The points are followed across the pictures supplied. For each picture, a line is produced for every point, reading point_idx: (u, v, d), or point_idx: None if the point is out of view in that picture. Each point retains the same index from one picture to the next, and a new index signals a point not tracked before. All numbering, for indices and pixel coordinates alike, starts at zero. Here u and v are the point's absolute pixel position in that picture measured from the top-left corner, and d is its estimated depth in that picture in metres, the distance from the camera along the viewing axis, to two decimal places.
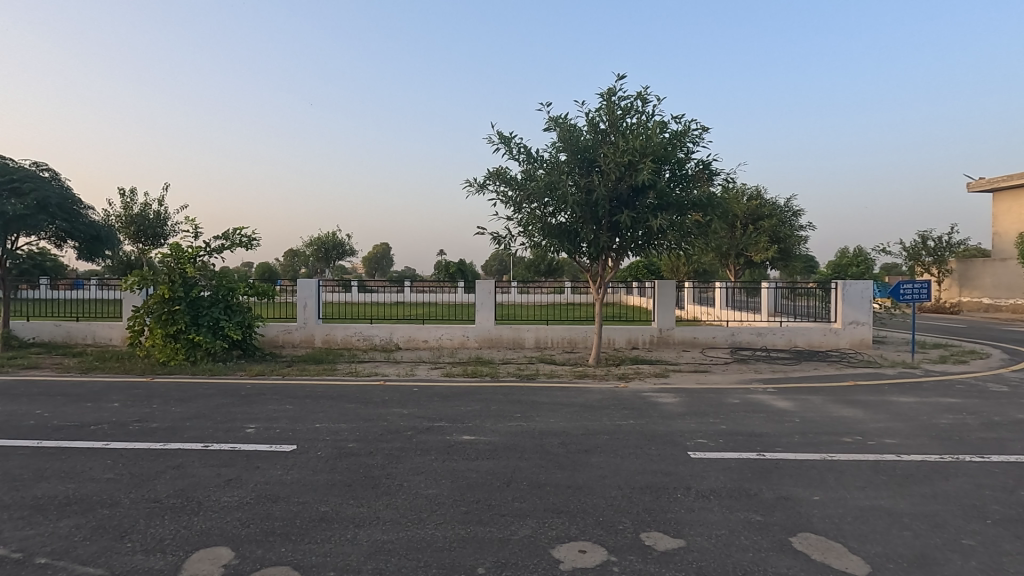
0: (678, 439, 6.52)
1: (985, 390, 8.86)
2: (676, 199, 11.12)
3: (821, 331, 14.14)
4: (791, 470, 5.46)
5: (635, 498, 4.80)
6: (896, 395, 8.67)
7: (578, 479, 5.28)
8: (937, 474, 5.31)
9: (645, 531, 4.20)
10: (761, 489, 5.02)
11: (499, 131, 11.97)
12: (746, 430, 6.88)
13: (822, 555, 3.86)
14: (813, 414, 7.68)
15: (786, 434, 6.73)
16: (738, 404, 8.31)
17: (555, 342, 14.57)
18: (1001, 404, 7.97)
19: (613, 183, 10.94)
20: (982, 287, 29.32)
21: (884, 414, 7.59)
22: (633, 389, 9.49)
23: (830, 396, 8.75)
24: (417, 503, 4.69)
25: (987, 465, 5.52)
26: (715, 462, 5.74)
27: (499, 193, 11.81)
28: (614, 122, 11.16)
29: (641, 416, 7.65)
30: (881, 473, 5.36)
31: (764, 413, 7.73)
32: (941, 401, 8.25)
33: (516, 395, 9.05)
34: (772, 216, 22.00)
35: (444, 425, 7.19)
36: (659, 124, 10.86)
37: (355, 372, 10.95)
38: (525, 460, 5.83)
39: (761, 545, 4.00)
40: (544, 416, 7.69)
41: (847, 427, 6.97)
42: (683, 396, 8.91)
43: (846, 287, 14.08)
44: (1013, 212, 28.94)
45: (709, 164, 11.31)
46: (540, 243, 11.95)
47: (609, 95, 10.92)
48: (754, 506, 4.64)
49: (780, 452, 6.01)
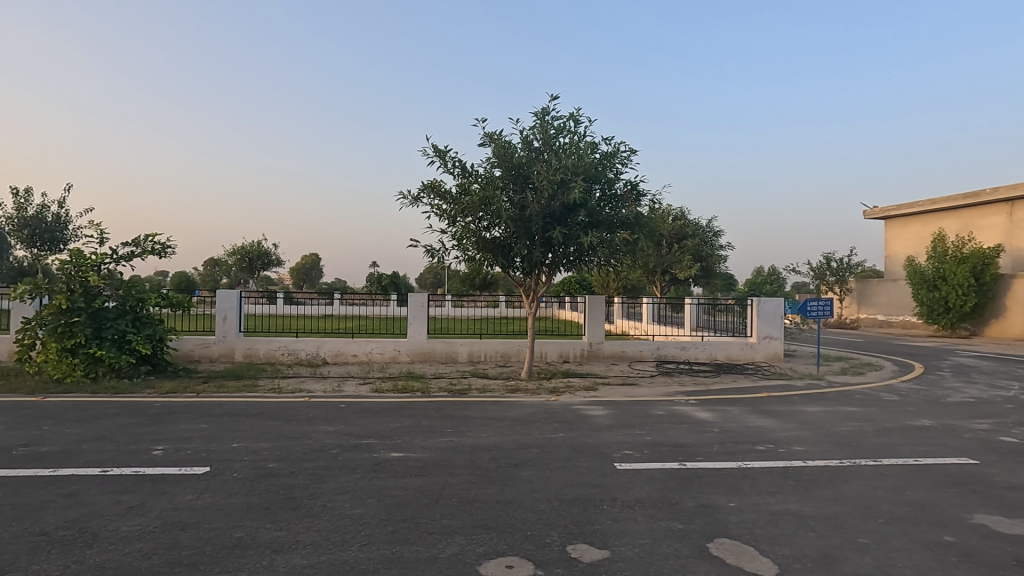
0: (606, 452, 6.67)
1: (880, 400, 9.68)
2: (605, 218, 11.49)
3: (739, 346, 15.01)
4: (709, 479, 5.73)
5: (563, 511, 4.86)
6: (805, 405, 9.32)
7: (508, 494, 5.29)
8: (838, 478, 5.74)
9: (572, 544, 4.25)
10: (682, 498, 5.23)
11: (434, 145, 11.93)
12: (670, 441, 7.16)
13: (737, 559, 4.06)
14: (730, 424, 8.11)
15: (706, 443, 7.07)
16: (662, 415, 8.63)
17: (488, 355, 14.58)
18: (893, 412, 8.74)
19: (546, 200, 11.11)
20: (877, 304, 31.99)
21: (793, 423, 8.13)
22: (564, 402, 9.63)
23: (747, 406, 9.27)
24: (341, 524, 4.51)
25: (880, 469, 6.03)
26: (640, 473, 5.93)
27: (433, 205, 11.75)
28: (547, 141, 11.40)
29: (572, 429, 7.77)
30: (789, 478, 5.74)
31: (686, 424, 8.08)
32: (843, 410, 8.95)
33: (447, 410, 8.93)
34: (694, 235, 23.19)
35: (372, 442, 6.99)
36: (591, 145, 11.16)
37: (277, 389, 10.41)
38: (455, 476, 5.77)
39: (681, 552, 4.15)
40: (476, 431, 7.64)
41: (760, 436, 7.40)
42: (612, 408, 9.14)
43: (761, 304, 15.05)
44: (902, 238, 31.94)
45: (638, 185, 11.72)
46: (474, 257, 11.98)
47: (542, 114, 11.15)
48: (676, 515, 4.82)
49: (699, 462, 6.29)
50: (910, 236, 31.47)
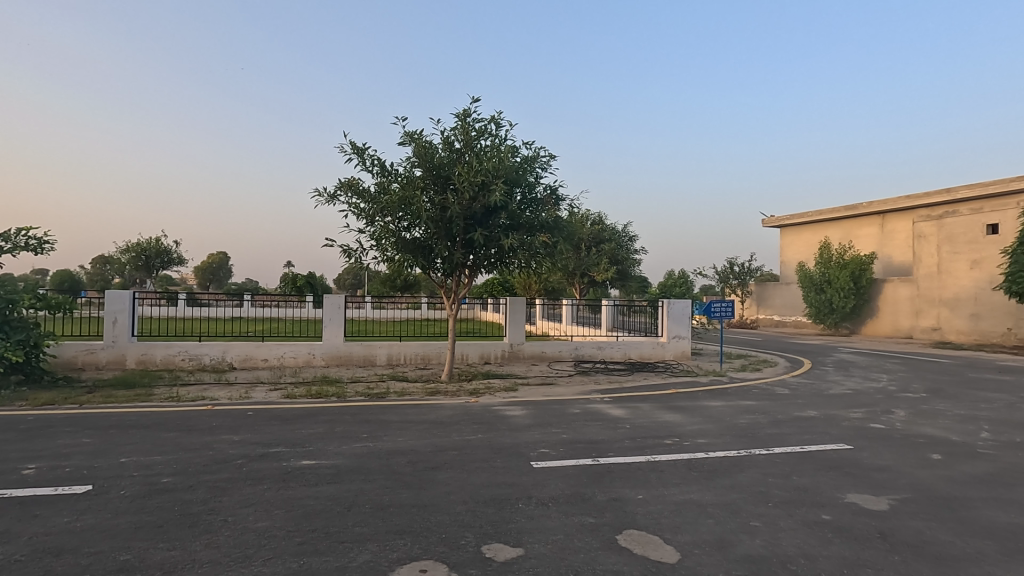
0: (523, 451, 6.77)
1: (773, 394, 10.54)
2: (525, 221, 11.69)
3: (651, 345, 15.76)
4: (620, 473, 5.98)
5: (479, 512, 4.88)
6: (708, 400, 9.95)
7: (424, 497, 5.23)
8: (736, 467, 6.18)
9: (486, 544, 4.28)
10: (594, 493, 5.41)
11: (351, 141, 11.58)
12: (584, 438, 7.39)
13: (643, 548, 4.27)
14: (641, 420, 8.50)
15: (618, 439, 7.36)
16: (578, 413, 8.89)
17: (408, 358, 14.32)
18: (784, 404, 9.54)
19: (467, 202, 11.11)
20: (773, 306, 34.73)
21: (698, 417, 8.65)
22: (484, 403, 9.66)
23: (657, 403, 9.76)
24: (243, 538, 4.26)
25: (772, 457, 6.56)
26: (555, 470, 6.07)
27: (350, 204, 11.40)
28: (469, 142, 11.40)
29: (490, 430, 7.82)
30: (692, 469, 6.11)
31: (600, 421, 8.37)
32: (742, 403, 9.65)
33: (363, 414, 8.67)
34: (611, 240, 24.10)
35: (282, 451, 6.66)
36: (511, 148, 11.29)
37: (175, 397, 9.64)
38: (370, 482, 5.63)
39: (592, 545, 4.30)
40: (393, 435, 7.49)
41: (668, 430, 7.81)
42: (530, 408, 9.29)
43: (671, 305, 15.91)
44: (795, 245, 34.88)
45: (557, 190, 12.01)
46: (394, 258, 11.75)
47: (464, 115, 11.14)
48: (588, 510, 4.99)
49: (612, 457, 6.55)
50: (802, 243, 34.45)
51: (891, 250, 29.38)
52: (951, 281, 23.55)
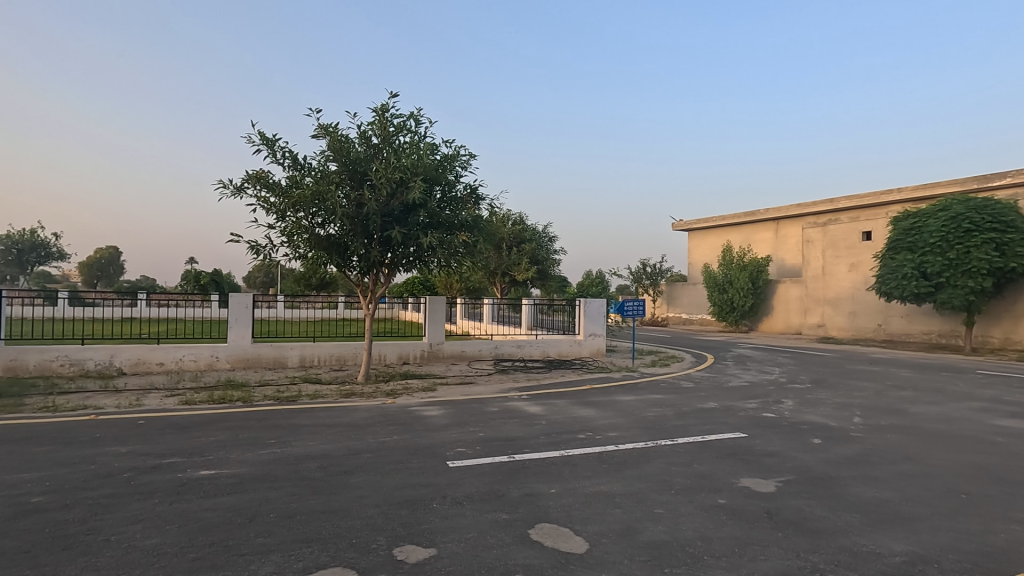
0: (439, 451, 6.73)
1: (679, 387, 11.19)
2: (445, 219, 11.60)
3: (569, 343, 16.17)
4: (535, 468, 6.10)
5: (391, 515, 4.79)
6: (620, 395, 10.38)
7: (334, 502, 5.07)
8: (642, 458, 6.51)
9: (398, 546, 4.22)
10: (509, 489, 5.49)
11: (260, 131, 10.98)
12: (501, 436, 7.47)
13: (553, 541, 4.38)
14: (557, 416, 8.72)
15: (534, 436, 7.51)
16: (496, 411, 8.97)
17: (322, 359, 13.77)
18: (688, 397, 10.15)
19: (384, 199, 10.87)
20: (682, 305, 36.81)
21: (610, 412, 9.01)
22: (400, 404, 9.50)
23: (572, 399, 10.05)
24: (128, 558, 3.91)
25: (676, 447, 6.97)
26: (471, 469, 6.09)
27: (259, 198, 10.80)
28: (387, 138, 11.15)
29: (407, 431, 7.70)
30: (603, 462, 6.36)
31: (517, 419, 8.50)
32: (651, 397, 10.16)
33: (271, 419, 8.24)
34: (532, 240, 24.49)
35: (177, 461, 6.18)
36: (431, 146, 11.16)
37: (51, 407, 8.66)
38: (276, 489, 5.36)
39: (504, 540, 4.36)
40: (303, 440, 7.18)
41: (582, 425, 8.08)
42: (448, 407, 9.25)
43: (587, 304, 16.42)
44: (702, 247, 37.16)
45: (476, 189, 12.01)
46: (306, 255, 11.27)
47: (381, 110, 10.88)
48: (502, 506, 5.05)
49: (527, 453, 6.67)
50: (708, 246, 36.76)
51: (783, 253, 32.06)
52: (833, 282, 26.10)
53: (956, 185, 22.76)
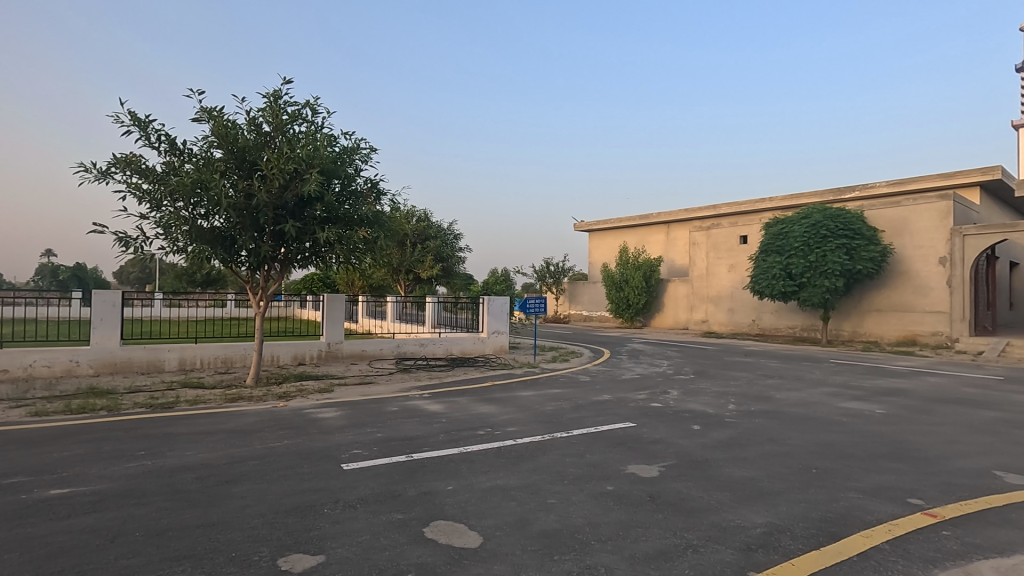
0: (333, 454, 6.49)
1: (577, 381, 11.65)
2: (343, 214, 11.16)
3: (472, 341, 16.21)
4: (432, 467, 6.07)
5: (278, 524, 4.55)
6: (521, 390, 10.61)
7: (214, 515, 4.72)
8: (539, 451, 6.70)
9: (283, 556, 4.02)
10: (405, 489, 5.42)
11: (131, 111, 9.93)
12: (399, 435, 7.35)
13: (448, 537, 4.39)
14: (457, 413, 8.73)
15: (433, 434, 7.47)
16: (395, 411, 8.81)
17: (205, 362, 12.73)
18: (585, 391, 10.60)
19: (277, 190, 10.26)
20: (582, 302, 38.30)
21: (510, 407, 9.18)
22: (293, 407, 9.03)
23: (473, 396, 10.11)
24: None
25: (570, 439, 7.25)
26: (366, 470, 5.93)
27: (129, 184, 9.75)
28: (279, 127, 10.52)
29: (299, 435, 7.35)
30: (501, 456, 6.47)
31: (417, 417, 8.41)
32: (549, 392, 10.47)
33: (142, 429, 7.49)
34: (437, 237, 24.25)
35: (23, 481, 5.44)
36: (328, 137, 10.70)
37: None
38: (146, 505, 4.89)
39: (398, 541, 4.30)
40: (180, 449, 6.61)
41: (482, 422, 8.16)
42: (345, 409, 8.94)
43: (491, 302, 16.53)
44: (602, 247, 38.83)
45: (377, 184, 11.68)
46: (186, 249, 10.35)
47: (274, 96, 10.25)
48: (397, 506, 4.97)
49: (425, 452, 6.62)
50: (607, 246, 38.50)
51: (674, 254, 34.38)
52: (716, 281, 28.43)
53: (817, 197, 25.72)
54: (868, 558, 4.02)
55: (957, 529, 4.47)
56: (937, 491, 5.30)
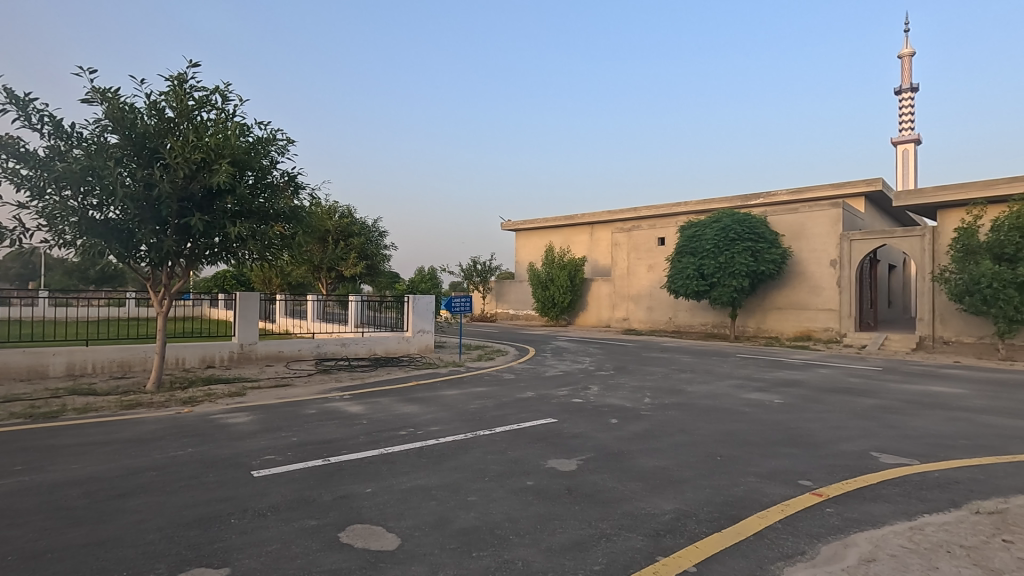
0: (243, 461, 6.15)
1: (502, 379, 11.73)
2: (257, 208, 10.58)
3: (397, 340, 15.88)
4: (350, 470, 5.91)
5: (178, 537, 4.25)
6: (445, 390, 10.54)
7: (103, 532, 4.33)
8: (461, 450, 6.69)
9: (182, 572, 3.76)
10: (321, 493, 5.23)
11: (7, 87, 8.91)
12: (316, 439, 7.08)
13: (364, 541, 4.28)
14: (379, 414, 8.55)
15: (352, 436, 7.27)
16: (313, 414, 8.48)
17: (98, 366, 11.65)
18: (509, 388, 10.70)
19: (181, 181, 9.57)
20: (509, 301, 38.64)
21: (434, 406, 9.11)
22: (199, 413, 8.45)
23: (396, 396, 9.92)
24: None
25: (493, 436, 7.30)
26: (279, 476, 5.67)
27: (4, 169, 8.75)
28: (184, 112, 9.82)
29: (205, 441, 6.90)
30: (422, 456, 6.40)
31: (336, 420, 8.14)
32: (474, 390, 10.48)
33: (18, 441, 6.73)
34: (361, 234, 23.57)
35: None
36: (241, 126, 10.12)
37: None
38: (22, 526, 4.41)
39: (311, 548, 4.14)
40: (65, 463, 6.01)
41: (404, 422, 8.03)
42: (258, 413, 8.49)
43: (416, 300, 16.25)
44: (528, 246, 39.37)
45: (295, 177, 11.18)
46: (75, 243, 9.43)
47: (178, 79, 9.56)
48: (312, 512, 4.79)
49: (343, 455, 6.43)
50: (533, 246, 39.10)
51: (597, 255, 35.44)
52: (636, 281, 29.63)
53: (727, 202, 27.46)
54: (763, 536, 4.35)
55: (839, 506, 4.94)
56: (823, 472, 5.83)
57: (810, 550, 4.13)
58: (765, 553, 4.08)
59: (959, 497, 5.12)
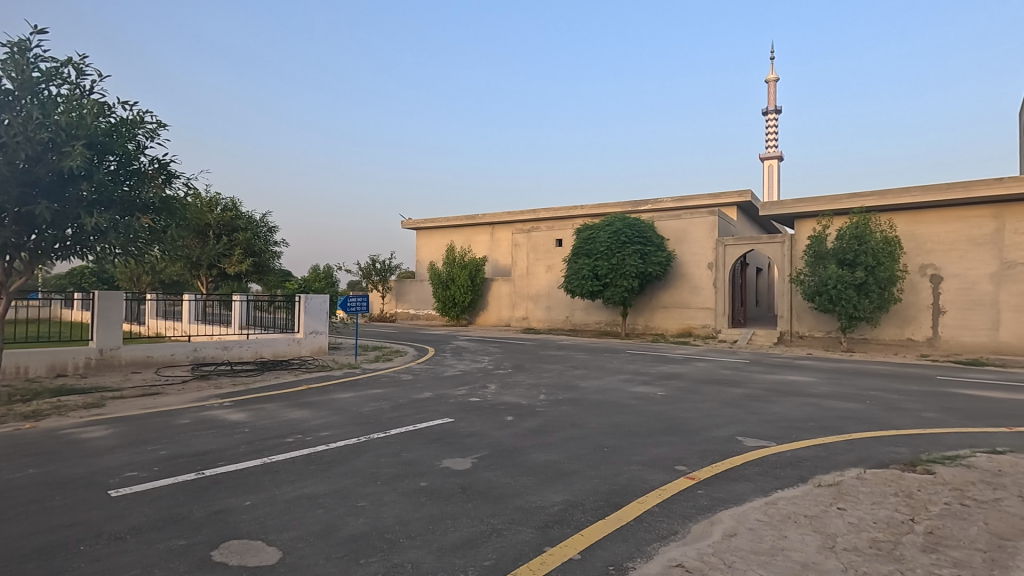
0: (99, 480, 5.49)
1: (398, 381, 11.49)
2: (120, 197, 9.51)
3: (286, 342, 14.97)
4: (228, 482, 5.48)
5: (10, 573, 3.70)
6: (338, 393, 10.13)
7: None
8: (352, 454, 6.46)
9: None
10: (192, 510, 4.81)
11: None
12: (189, 451, 6.50)
13: (240, 557, 4.00)
14: (263, 421, 8.02)
15: (232, 446, 6.75)
16: (186, 424, 7.77)
17: None
18: (406, 389, 10.52)
19: (22, 163, 8.37)
20: (409, 301, 37.92)
21: (325, 411, 8.72)
22: (45, 428, 7.41)
23: (284, 401, 9.37)
24: None
25: (387, 439, 7.14)
26: (143, 495, 5.13)
27: None
28: (27, 85, 8.59)
29: (50, 461, 6.06)
30: (309, 464, 6.10)
31: (213, 429, 7.52)
32: (369, 393, 10.17)
33: None
34: (247, 229, 21.98)
35: None
36: (99, 104, 9.04)
37: None
38: None
39: (178, 570, 3.80)
40: None
41: (291, 428, 7.60)
42: (120, 425, 7.62)
43: (309, 300, 15.45)
44: (429, 245, 38.91)
45: (166, 166, 10.18)
46: None
47: (18, 45, 8.34)
48: (181, 531, 4.39)
49: (220, 466, 5.95)
50: (434, 244, 38.70)
51: (498, 255, 35.85)
52: (535, 281, 30.37)
53: (619, 207, 29.00)
54: (641, 520, 4.65)
55: (708, 487, 5.41)
56: (696, 457, 6.36)
57: (682, 529, 4.49)
58: (643, 536, 4.37)
59: (806, 473, 5.83)
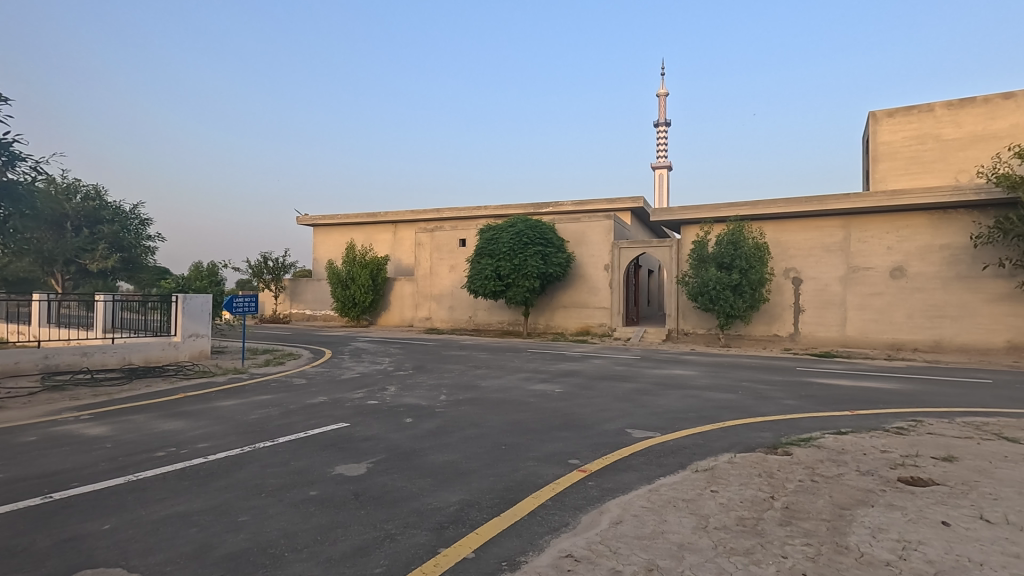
0: None
1: (290, 385, 10.87)
2: None
3: (161, 346, 13.61)
4: (82, 505, 4.87)
5: None
6: (220, 400, 9.38)
7: None
8: (234, 466, 6.02)
9: None
10: (34, 540, 4.22)
11: None
12: (34, 473, 5.69)
13: None
14: (129, 434, 7.23)
15: (89, 464, 6.02)
16: (32, 442, 6.80)
17: None
18: (298, 394, 9.97)
19: None
20: (304, 300, 36.02)
21: (205, 420, 8.03)
22: None
23: (155, 412, 8.51)
24: None
25: (274, 447, 6.72)
26: None
27: None
28: None
29: None
30: (184, 479, 5.59)
31: (66, 446, 6.65)
32: (256, 399, 9.53)
33: None
34: (113, 221, 19.98)
35: None
36: None
37: None
38: None
39: None
40: None
41: (163, 441, 6.92)
42: None
43: (188, 300, 14.17)
44: (326, 242, 37.25)
45: (9, 145, 8.84)
46: None
47: None
48: (19, 566, 3.83)
49: (73, 488, 5.27)
50: (332, 242, 37.13)
51: (400, 254, 35.13)
52: (438, 280, 30.13)
53: (522, 209, 29.57)
54: (535, 515, 4.77)
55: (598, 478, 5.67)
56: (589, 450, 6.65)
57: (573, 521, 4.66)
58: (536, 530, 4.48)
59: (685, 459, 6.30)
